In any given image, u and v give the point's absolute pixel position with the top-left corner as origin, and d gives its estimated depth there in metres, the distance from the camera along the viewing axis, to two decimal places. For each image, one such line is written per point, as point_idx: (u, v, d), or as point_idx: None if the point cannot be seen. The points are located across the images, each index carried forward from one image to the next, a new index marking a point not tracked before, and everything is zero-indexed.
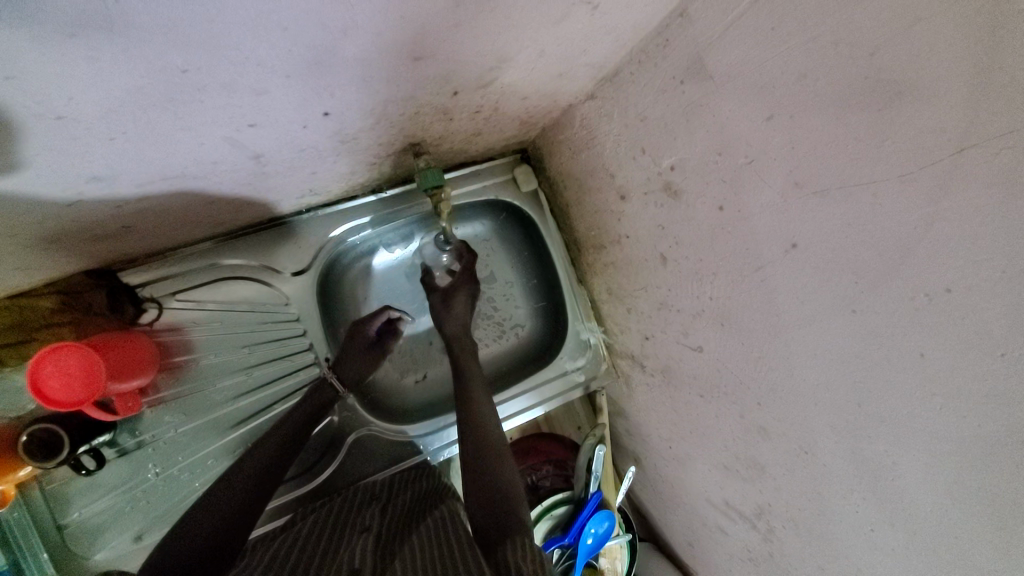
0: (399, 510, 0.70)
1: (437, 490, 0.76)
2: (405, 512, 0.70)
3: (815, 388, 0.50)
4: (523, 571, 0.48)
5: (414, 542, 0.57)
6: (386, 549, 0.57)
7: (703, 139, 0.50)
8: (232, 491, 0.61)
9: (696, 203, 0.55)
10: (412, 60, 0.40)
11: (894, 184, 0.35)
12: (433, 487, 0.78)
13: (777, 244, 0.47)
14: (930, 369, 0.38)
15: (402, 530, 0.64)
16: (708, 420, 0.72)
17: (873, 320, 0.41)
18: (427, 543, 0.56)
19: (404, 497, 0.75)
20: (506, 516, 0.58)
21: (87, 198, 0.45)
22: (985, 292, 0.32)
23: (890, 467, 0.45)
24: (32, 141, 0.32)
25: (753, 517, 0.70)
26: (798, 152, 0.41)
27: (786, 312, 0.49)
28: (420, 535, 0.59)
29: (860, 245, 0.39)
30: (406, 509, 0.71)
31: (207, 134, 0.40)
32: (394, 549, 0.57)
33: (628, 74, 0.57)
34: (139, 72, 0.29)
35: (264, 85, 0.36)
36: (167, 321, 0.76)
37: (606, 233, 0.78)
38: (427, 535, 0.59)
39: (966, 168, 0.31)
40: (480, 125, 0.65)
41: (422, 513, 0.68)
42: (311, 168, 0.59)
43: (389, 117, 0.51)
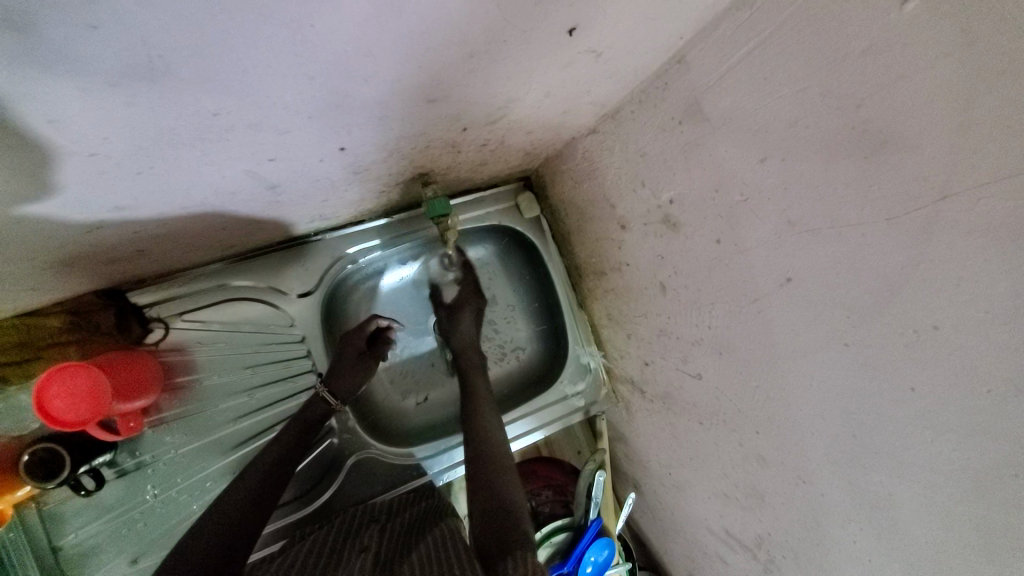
0: (398, 531, 0.70)
1: (437, 510, 0.76)
2: (405, 533, 0.70)
3: (812, 419, 0.51)
4: None
5: (413, 559, 0.58)
6: (385, 568, 0.57)
7: (700, 176, 0.52)
8: (233, 513, 0.62)
9: (694, 236, 0.57)
10: (427, 102, 0.42)
11: (882, 226, 0.37)
12: (433, 506, 0.78)
13: (772, 278, 0.48)
14: (922, 405, 0.39)
15: (401, 550, 0.63)
16: (707, 448, 0.73)
17: (866, 354, 0.42)
18: (426, 561, 0.56)
19: (403, 519, 0.75)
20: (505, 533, 0.59)
21: (108, 224, 0.47)
22: (970, 331, 0.34)
23: (887, 499, 0.46)
24: (65, 175, 0.34)
25: (753, 546, 0.71)
26: (790, 193, 0.43)
27: (782, 344, 0.51)
28: (420, 552, 0.60)
29: (852, 282, 0.41)
30: (405, 530, 0.71)
31: (229, 168, 0.42)
32: (393, 567, 0.57)
33: (629, 112, 0.60)
34: (173, 114, 0.31)
35: (287, 125, 0.38)
36: (173, 340, 0.77)
37: (606, 260, 0.80)
38: (427, 552, 0.59)
39: (949, 213, 0.33)
40: (486, 156, 0.67)
41: (422, 532, 0.68)
42: (323, 196, 0.61)
43: (400, 151, 0.53)
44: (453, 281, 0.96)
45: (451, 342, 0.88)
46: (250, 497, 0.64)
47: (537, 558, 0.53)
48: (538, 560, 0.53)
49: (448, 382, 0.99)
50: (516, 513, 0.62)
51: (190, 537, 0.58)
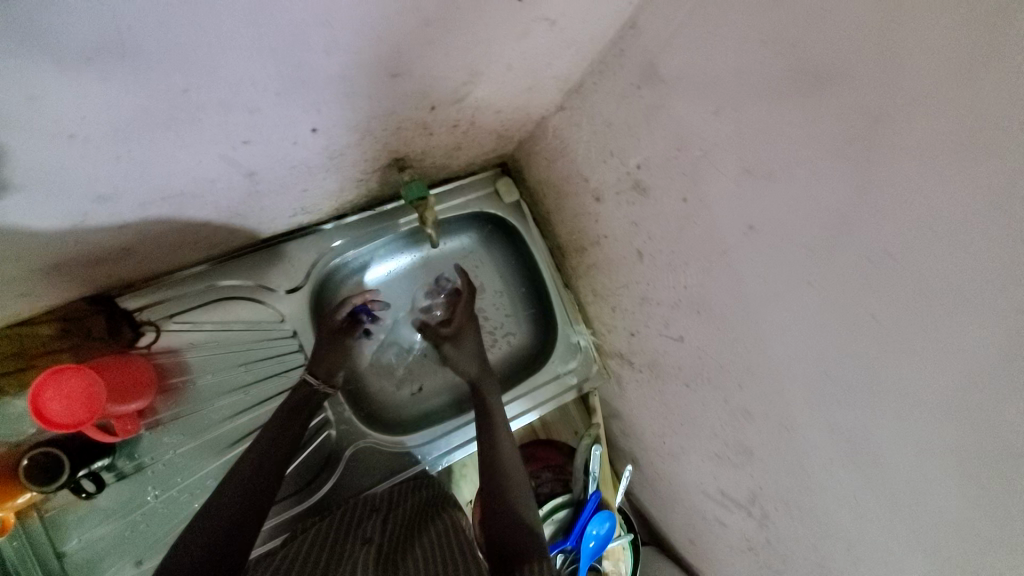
0: (399, 522, 0.72)
1: (436, 502, 0.78)
2: (406, 524, 0.71)
3: (786, 364, 0.53)
4: None
5: (416, 555, 0.59)
6: (388, 561, 0.58)
7: (663, 138, 0.54)
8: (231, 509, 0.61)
9: (663, 198, 0.59)
10: (390, 77, 0.44)
11: (829, 160, 0.39)
12: (433, 498, 0.80)
13: (737, 228, 0.50)
14: (881, 332, 0.41)
15: (401, 541, 0.65)
16: (695, 410, 0.75)
17: (827, 290, 0.44)
18: (429, 559, 0.57)
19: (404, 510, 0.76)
20: (512, 542, 0.60)
21: (92, 220, 0.47)
22: (917, 251, 0.36)
23: (861, 430, 0.48)
24: (42, 161, 0.35)
25: (747, 504, 0.73)
26: (744, 140, 0.45)
27: (752, 292, 0.53)
28: (423, 548, 0.61)
29: (807, 220, 0.43)
30: (406, 520, 0.72)
31: (205, 152, 0.43)
32: (396, 561, 0.58)
33: (592, 84, 0.62)
34: (144, 91, 0.33)
35: (257, 102, 0.39)
36: (164, 343, 0.78)
37: (585, 236, 0.82)
38: (429, 550, 0.60)
39: (886, 138, 0.35)
40: (459, 139, 0.69)
41: (422, 525, 0.69)
42: (302, 186, 0.62)
43: (372, 132, 0.55)
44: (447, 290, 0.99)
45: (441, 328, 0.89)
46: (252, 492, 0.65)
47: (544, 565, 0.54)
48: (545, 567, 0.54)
49: (443, 370, 1.00)
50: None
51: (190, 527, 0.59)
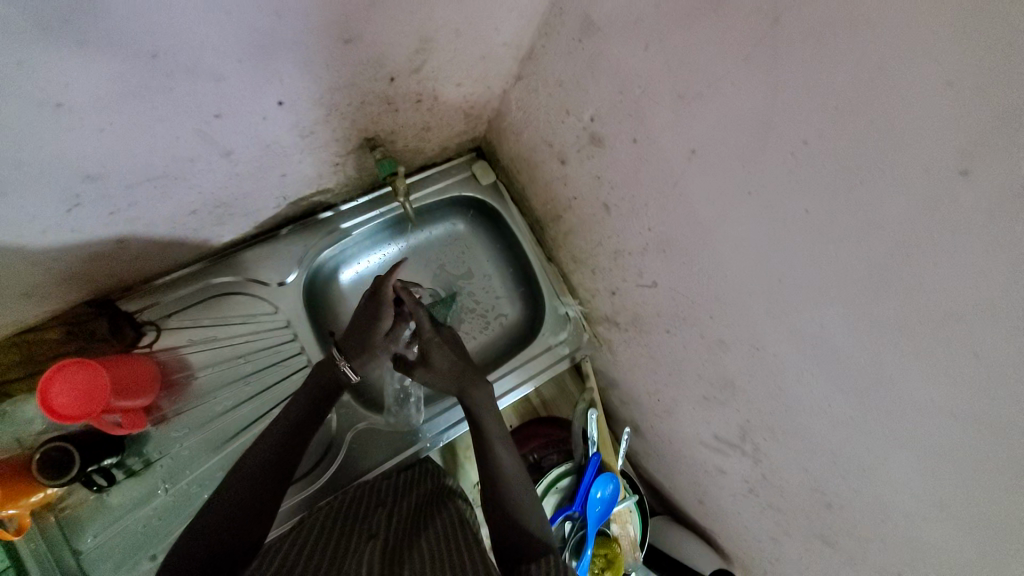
0: (404, 515, 0.72)
1: (440, 494, 0.79)
2: (411, 518, 0.71)
3: (745, 281, 0.55)
4: None
5: (423, 547, 0.59)
6: (393, 555, 0.58)
7: (607, 84, 0.58)
8: (243, 509, 0.63)
9: (617, 144, 0.63)
10: (344, 43, 0.48)
11: (744, 67, 0.42)
12: (437, 490, 0.80)
13: (682, 154, 0.54)
14: (817, 222, 0.44)
15: (407, 538, 0.64)
16: (679, 356, 0.77)
17: (764, 195, 0.47)
18: (435, 553, 0.58)
19: (409, 502, 0.76)
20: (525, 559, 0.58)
21: (86, 203, 0.51)
22: (829, 133, 0.39)
23: (819, 330, 0.50)
24: (32, 131, 0.39)
25: (739, 442, 0.74)
26: (673, 67, 0.49)
27: (706, 217, 0.56)
28: (429, 541, 0.62)
29: (737, 130, 0.46)
30: (412, 514, 0.72)
31: (180, 126, 0.48)
32: (400, 556, 0.58)
33: (541, 48, 0.66)
34: (117, 57, 0.37)
35: (222, 70, 0.44)
36: (165, 341, 0.81)
37: (558, 202, 0.85)
38: (435, 544, 0.61)
39: (785, 33, 0.38)
40: (426, 117, 0.73)
41: (427, 519, 0.69)
42: (280, 169, 0.67)
43: (338, 107, 0.59)
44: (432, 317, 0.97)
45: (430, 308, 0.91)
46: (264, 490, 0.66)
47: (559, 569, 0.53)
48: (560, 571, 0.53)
49: None
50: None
51: (203, 523, 0.61)
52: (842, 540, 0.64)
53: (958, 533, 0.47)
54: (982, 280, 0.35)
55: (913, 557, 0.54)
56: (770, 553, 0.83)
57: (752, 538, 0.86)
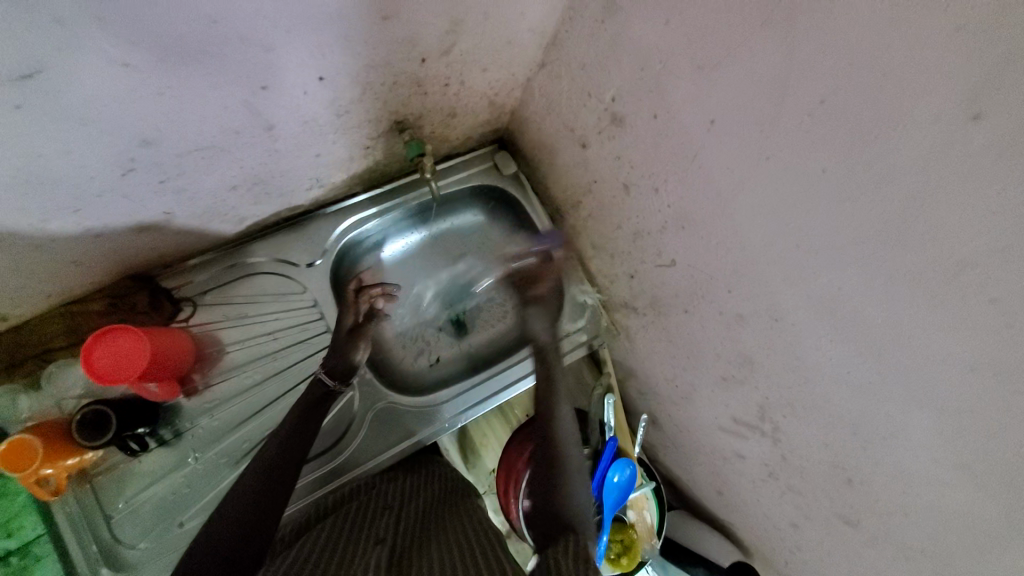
0: (413, 518, 0.72)
1: (447, 498, 0.79)
2: (421, 518, 0.72)
3: (764, 249, 0.57)
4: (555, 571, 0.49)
5: (432, 550, 0.61)
6: (401, 559, 0.59)
7: (628, 63, 0.61)
8: (260, 513, 0.63)
9: (638, 122, 0.65)
10: (382, 20, 0.52)
11: (762, 32, 0.44)
12: (444, 494, 0.81)
13: (701, 126, 0.56)
14: (835, 181, 0.45)
15: (416, 539, 0.65)
16: (697, 336, 0.78)
17: (782, 158, 0.49)
18: (444, 555, 0.59)
19: (419, 503, 0.77)
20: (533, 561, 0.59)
21: (140, 167, 0.56)
22: (846, 89, 0.41)
23: (838, 293, 0.51)
24: (102, 88, 0.43)
25: (758, 422, 0.75)
26: (693, 40, 0.51)
27: (724, 187, 0.57)
28: (439, 543, 0.63)
29: (755, 95, 0.48)
30: (421, 515, 0.73)
31: (230, 95, 0.52)
32: (408, 559, 0.59)
33: (564, 33, 0.69)
34: (181, 20, 0.41)
35: (271, 40, 0.47)
36: (200, 317, 0.85)
37: (578, 188, 0.88)
38: (444, 546, 0.62)
39: None
40: (452, 102, 0.77)
41: (437, 522, 0.70)
42: (315, 148, 0.70)
43: (373, 86, 0.63)
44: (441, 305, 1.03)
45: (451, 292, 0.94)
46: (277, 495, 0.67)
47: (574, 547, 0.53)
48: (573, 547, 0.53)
49: (457, 341, 1.05)
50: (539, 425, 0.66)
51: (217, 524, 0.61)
52: (864, 518, 0.63)
53: (982, 495, 0.47)
54: (998, 222, 0.36)
55: (937, 527, 0.54)
56: (790, 541, 0.82)
57: (772, 527, 0.85)
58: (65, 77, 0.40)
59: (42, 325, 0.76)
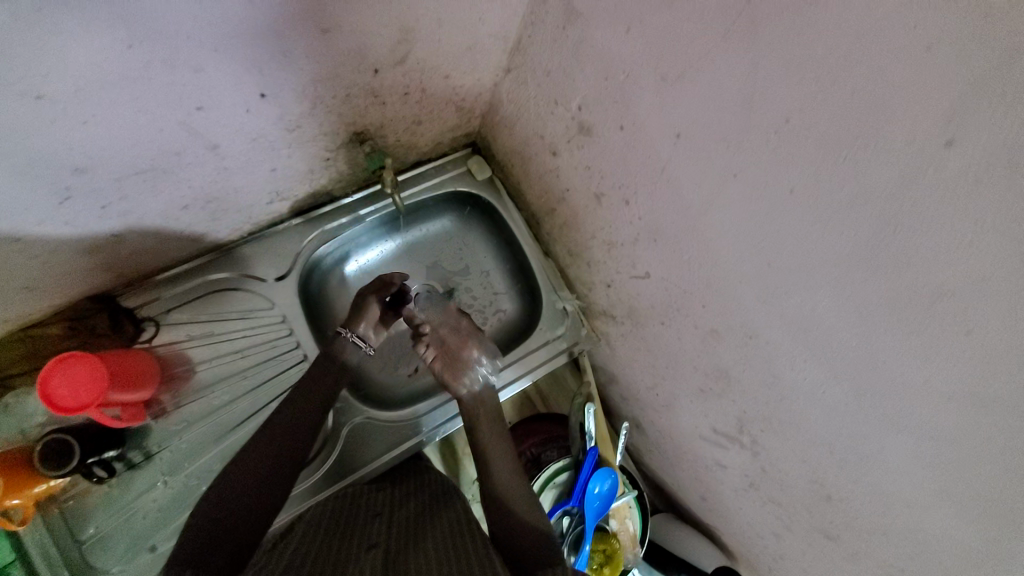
0: (405, 519, 0.70)
1: (438, 501, 0.76)
2: (413, 518, 0.71)
3: (735, 266, 0.54)
4: None
5: (426, 550, 0.59)
6: (395, 560, 0.57)
7: (592, 70, 0.58)
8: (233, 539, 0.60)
9: (605, 131, 0.62)
10: (323, 33, 0.49)
11: (724, 44, 0.41)
12: (434, 498, 0.78)
13: (667, 139, 0.53)
14: (803, 202, 0.43)
15: (410, 539, 0.63)
16: (675, 347, 0.75)
17: (751, 175, 0.46)
18: (440, 556, 0.57)
19: (410, 506, 0.75)
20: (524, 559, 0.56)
21: (76, 194, 0.52)
22: (813, 108, 0.38)
23: (811, 314, 0.48)
24: (15, 121, 0.40)
25: (737, 434, 0.73)
26: (656, 49, 0.48)
27: (693, 201, 0.55)
28: (434, 543, 0.61)
29: (720, 111, 0.45)
30: (413, 516, 0.71)
31: (164, 119, 0.48)
32: (403, 559, 0.57)
33: (528, 38, 0.65)
34: (94, 48, 0.37)
35: (199, 61, 0.44)
36: (164, 336, 0.82)
37: (553, 194, 0.85)
38: (440, 546, 0.60)
39: (764, 4, 0.37)
40: (416, 109, 0.74)
41: (429, 521, 0.68)
42: (269, 164, 0.67)
43: (323, 100, 0.59)
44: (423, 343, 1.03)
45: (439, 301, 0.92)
46: (253, 519, 0.63)
47: None
48: None
49: None
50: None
51: None
52: (843, 533, 0.62)
53: (959, 520, 0.46)
54: (974, 253, 0.33)
55: (916, 549, 0.52)
56: (772, 549, 0.81)
57: (755, 535, 0.83)
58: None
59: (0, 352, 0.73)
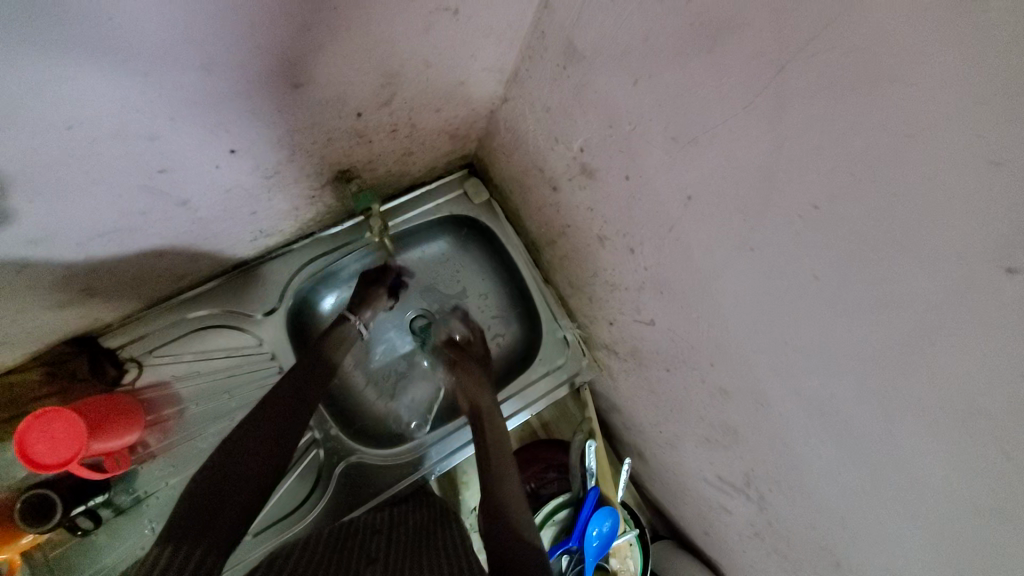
0: (403, 538, 0.68)
1: (434, 526, 0.73)
2: (409, 538, 0.68)
3: (749, 336, 0.50)
4: None
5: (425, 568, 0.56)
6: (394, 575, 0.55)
7: (595, 115, 0.53)
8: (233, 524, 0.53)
9: (608, 178, 0.57)
10: (296, 89, 0.44)
11: (744, 116, 0.36)
12: (431, 522, 0.75)
13: (677, 200, 0.48)
14: (827, 291, 0.38)
15: (408, 556, 0.61)
16: (680, 395, 0.71)
17: (770, 253, 0.41)
18: None
19: (406, 527, 0.72)
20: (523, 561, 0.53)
21: (35, 262, 0.49)
22: (846, 200, 0.33)
23: (831, 401, 0.44)
24: None
25: (744, 486, 0.68)
26: (666, 107, 0.43)
27: (704, 265, 0.50)
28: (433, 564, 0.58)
29: (737, 184, 0.40)
30: (410, 535, 0.69)
31: (123, 186, 0.44)
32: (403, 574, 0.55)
33: (525, 71, 0.60)
34: (26, 134, 0.33)
35: (154, 130, 0.40)
36: (148, 377, 0.79)
37: (553, 227, 0.80)
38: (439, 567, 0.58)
39: (793, 83, 0.32)
40: (405, 143, 0.68)
41: (428, 542, 0.66)
42: (249, 208, 0.63)
43: (303, 147, 0.55)
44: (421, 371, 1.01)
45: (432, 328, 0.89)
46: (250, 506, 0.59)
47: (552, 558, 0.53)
48: None
49: (434, 378, 1.01)
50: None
51: None
52: None
53: None
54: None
55: None
56: None
57: None
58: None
59: None
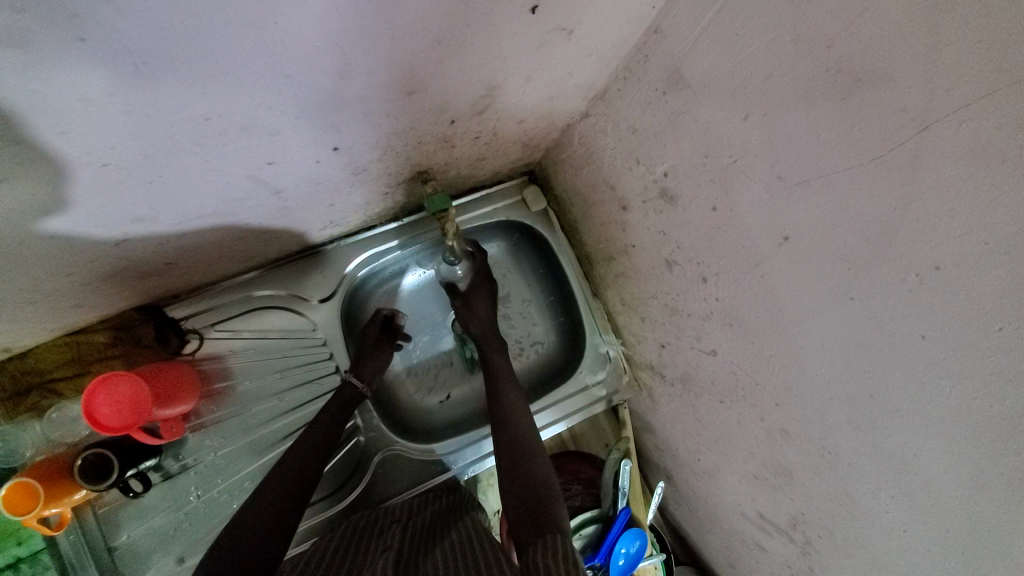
0: (421, 526, 0.70)
1: (451, 511, 0.75)
2: (428, 527, 0.69)
3: (826, 384, 0.49)
4: (551, 564, 0.50)
5: (440, 551, 0.57)
6: (410, 560, 0.56)
7: (689, 144, 0.53)
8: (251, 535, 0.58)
9: (691, 206, 0.57)
10: (407, 95, 0.45)
11: (868, 167, 0.36)
12: (448, 509, 0.77)
13: (771, 239, 0.48)
14: (930, 353, 0.37)
15: (425, 544, 0.62)
16: (730, 428, 0.70)
17: (872, 305, 0.40)
18: (452, 554, 0.56)
19: (425, 516, 0.74)
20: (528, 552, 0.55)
21: (134, 237, 0.51)
22: (973, 266, 0.32)
23: (913, 461, 0.42)
24: (81, 188, 0.38)
25: (788, 529, 0.65)
26: (776, 147, 0.43)
27: (788, 306, 0.50)
28: (447, 544, 0.59)
29: (845, 232, 0.40)
30: (428, 524, 0.70)
31: (233, 174, 0.46)
32: (418, 559, 0.56)
33: (616, 91, 0.60)
34: (167, 121, 0.35)
35: (277, 126, 0.41)
36: (207, 350, 0.82)
37: (614, 244, 0.80)
38: (452, 546, 0.59)
39: (933, 144, 0.32)
40: (482, 150, 0.69)
41: (445, 527, 0.67)
42: (329, 200, 0.64)
43: (394, 148, 0.56)
44: (458, 372, 1.02)
45: (477, 328, 0.90)
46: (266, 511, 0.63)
47: (563, 541, 0.54)
48: (563, 541, 0.55)
49: (469, 381, 1.01)
50: (543, 512, 0.62)
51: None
52: None
53: None
54: None
55: None
56: None
57: None
58: (25, 191, 0.35)
59: (45, 355, 0.73)
